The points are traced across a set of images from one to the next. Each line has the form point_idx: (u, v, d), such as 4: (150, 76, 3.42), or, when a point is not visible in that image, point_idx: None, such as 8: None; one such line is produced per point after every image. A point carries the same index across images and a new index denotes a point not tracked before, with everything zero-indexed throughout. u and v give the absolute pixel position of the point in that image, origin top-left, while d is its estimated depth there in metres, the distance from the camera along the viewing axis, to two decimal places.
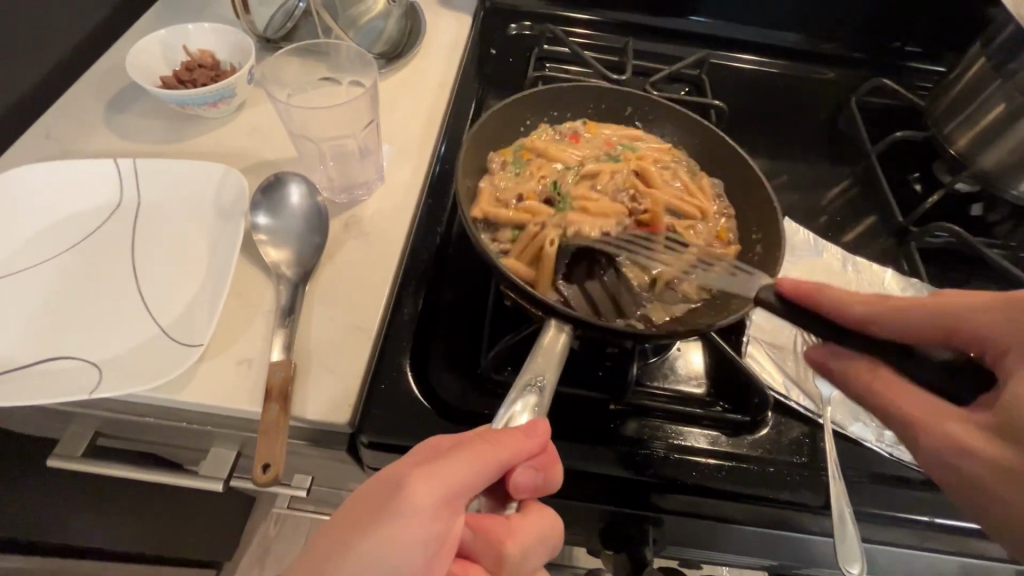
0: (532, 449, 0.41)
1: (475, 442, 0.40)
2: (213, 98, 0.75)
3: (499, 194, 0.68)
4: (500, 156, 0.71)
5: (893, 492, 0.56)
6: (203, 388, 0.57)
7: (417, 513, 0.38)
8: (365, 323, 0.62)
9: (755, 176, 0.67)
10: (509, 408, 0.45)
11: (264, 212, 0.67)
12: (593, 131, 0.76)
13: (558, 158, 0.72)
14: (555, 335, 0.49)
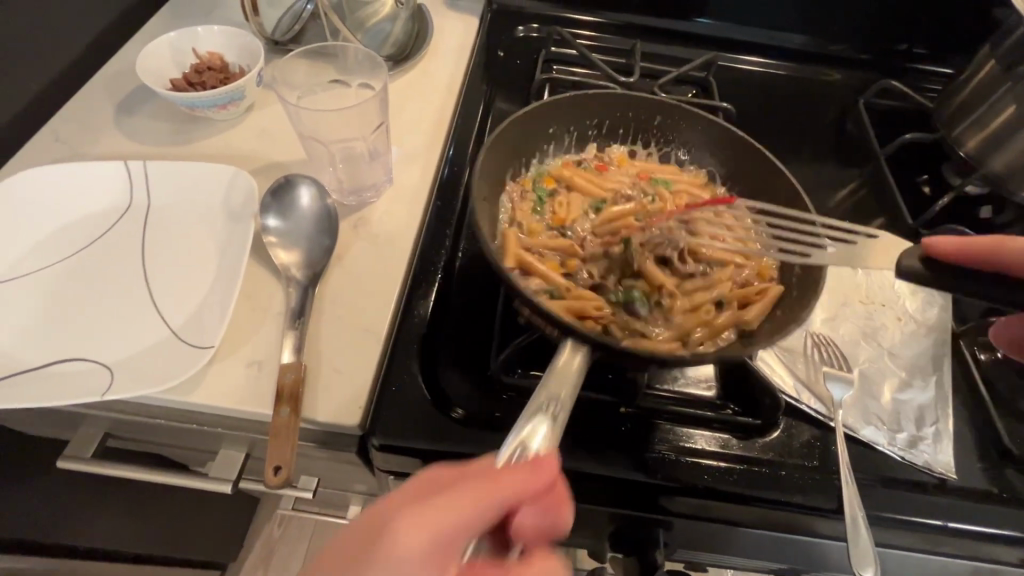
0: (541, 487, 0.39)
1: (478, 482, 0.39)
2: (222, 100, 0.75)
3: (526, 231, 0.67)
4: (520, 186, 0.71)
5: (905, 495, 0.55)
6: (213, 390, 0.57)
7: (414, 555, 0.37)
8: (374, 325, 0.62)
9: (795, 195, 0.64)
10: (519, 430, 0.42)
11: (274, 214, 0.67)
12: (621, 162, 0.76)
13: (581, 194, 0.72)
14: (569, 358, 0.48)
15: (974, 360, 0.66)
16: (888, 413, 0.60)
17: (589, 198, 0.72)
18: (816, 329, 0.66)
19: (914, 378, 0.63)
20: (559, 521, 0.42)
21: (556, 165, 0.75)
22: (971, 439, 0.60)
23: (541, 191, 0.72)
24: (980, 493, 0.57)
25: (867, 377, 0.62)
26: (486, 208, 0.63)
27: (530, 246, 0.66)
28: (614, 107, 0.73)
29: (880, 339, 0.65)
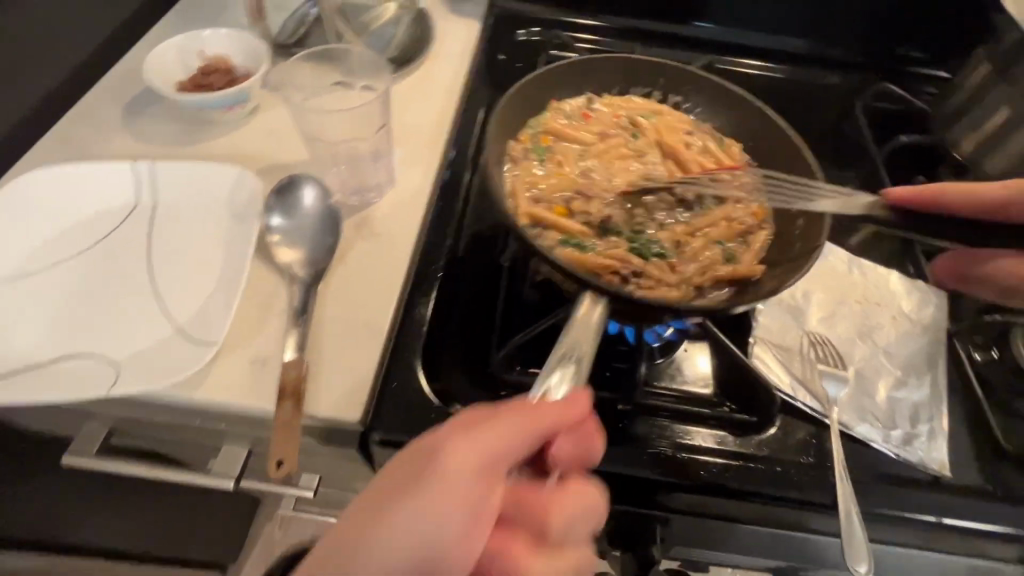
0: (570, 417, 0.43)
1: (517, 409, 0.43)
2: (227, 102, 0.77)
3: (531, 188, 0.69)
4: (521, 145, 0.72)
5: (900, 492, 0.56)
6: (218, 386, 0.58)
7: (464, 470, 0.40)
8: (377, 323, 0.63)
9: (793, 144, 0.67)
10: (546, 377, 0.46)
11: (278, 213, 0.68)
12: (606, 104, 0.77)
13: (573, 139, 0.74)
14: (591, 307, 0.50)
15: (969, 360, 0.67)
16: (884, 411, 0.61)
17: (580, 143, 0.74)
18: (812, 328, 0.67)
19: (909, 377, 0.63)
20: (589, 453, 0.44)
21: (548, 116, 0.75)
22: (966, 437, 0.61)
23: (539, 142, 0.73)
24: (975, 490, 0.57)
25: (863, 375, 0.63)
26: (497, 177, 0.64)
27: (539, 197, 0.68)
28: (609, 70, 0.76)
29: (876, 338, 0.66)
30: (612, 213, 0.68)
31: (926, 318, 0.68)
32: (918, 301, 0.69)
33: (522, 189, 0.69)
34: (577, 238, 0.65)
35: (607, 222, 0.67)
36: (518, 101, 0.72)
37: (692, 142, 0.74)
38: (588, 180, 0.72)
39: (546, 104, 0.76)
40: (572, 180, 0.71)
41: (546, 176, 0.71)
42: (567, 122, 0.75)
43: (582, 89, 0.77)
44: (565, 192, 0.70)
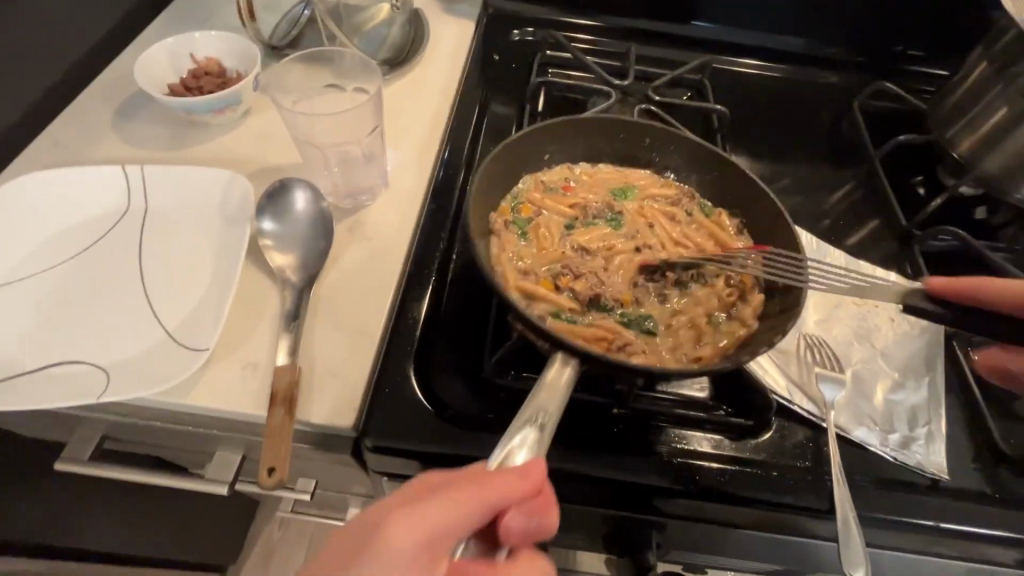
0: (524, 493, 0.39)
1: (466, 486, 0.39)
2: (219, 105, 0.76)
3: (519, 264, 0.64)
4: (501, 216, 0.66)
5: (898, 495, 0.56)
6: (208, 393, 0.57)
7: (405, 551, 0.38)
8: (370, 327, 0.63)
9: (776, 211, 0.62)
10: (507, 442, 0.43)
11: (270, 217, 0.67)
12: (586, 177, 0.73)
13: (558, 212, 0.69)
14: (559, 370, 0.48)
15: (968, 361, 0.66)
16: (881, 414, 0.60)
17: (564, 217, 0.69)
18: (809, 330, 0.66)
19: (907, 379, 0.63)
20: (545, 524, 0.42)
21: (527, 186, 0.71)
22: (964, 439, 0.61)
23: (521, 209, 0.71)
24: (974, 493, 0.57)
25: (860, 378, 0.62)
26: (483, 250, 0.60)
27: (525, 270, 0.63)
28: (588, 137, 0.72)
29: (873, 340, 0.66)
30: (606, 287, 0.62)
31: (925, 319, 0.68)
32: None
33: (507, 260, 0.63)
34: (566, 313, 0.60)
35: (599, 296, 0.61)
36: (503, 161, 0.67)
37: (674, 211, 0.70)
38: (576, 249, 0.67)
39: (528, 172, 0.71)
40: (560, 256, 0.66)
41: (530, 251, 0.66)
42: (547, 194, 0.71)
43: (564, 159, 0.73)
44: (553, 266, 0.64)
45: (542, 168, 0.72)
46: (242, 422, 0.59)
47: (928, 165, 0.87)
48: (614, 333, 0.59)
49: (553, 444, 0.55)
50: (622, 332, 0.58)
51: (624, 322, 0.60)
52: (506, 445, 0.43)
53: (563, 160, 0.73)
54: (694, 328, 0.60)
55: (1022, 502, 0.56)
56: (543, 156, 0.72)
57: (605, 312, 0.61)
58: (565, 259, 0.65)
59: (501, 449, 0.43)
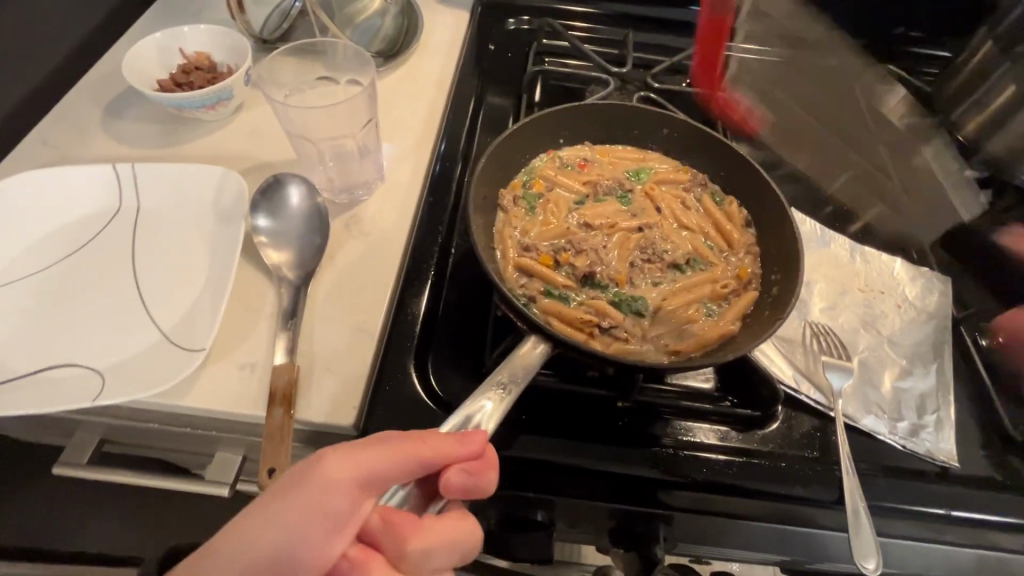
0: (463, 456, 0.40)
1: (402, 438, 0.40)
2: (210, 100, 0.75)
3: (523, 236, 0.59)
4: (510, 191, 0.62)
5: (907, 484, 0.55)
6: (205, 393, 0.56)
7: (331, 487, 0.38)
8: (370, 324, 0.62)
9: (782, 211, 0.55)
10: (468, 407, 0.44)
11: (264, 214, 0.66)
12: (604, 156, 0.67)
13: (570, 187, 0.64)
14: (532, 348, 0.47)
15: (975, 347, 0.65)
16: (888, 402, 0.59)
17: (575, 193, 0.64)
18: (815, 318, 0.65)
19: (914, 365, 0.62)
20: (484, 488, 0.42)
21: (542, 162, 0.66)
22: (973, 426, 0.60)
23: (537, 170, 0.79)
24: (983, 480, 0.56)
25: (868, 365, 0.61)
26: (482, 224, 0.57)
27: (527, 245, 0.58)
28: (608, 115, 0.65)
29: (880, 327, 0.65)
30: (603, 264, 0.57)
31: (931, 305, 0.67)
32: (921, 288, 0.68)
33: (509, 234, 0.59)
34: (558, 289, 0.56)
35: (593, 273, 0.56)
36: (517, 139, 0.63)
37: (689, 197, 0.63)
38: (577, 228, 0.61)
39: (547, 150, 0.66)
40: (565, 231, 0.60)
41: (536, 224, 0.61)
42: (561, 170, 0.65)
43: (584, 138, 0.67)
44: (555, 242, 0.59)
45: (559, 148, 0.67)
46: (240, 422, 0.58)
47: (932, 148, 0.86)
48: (602, 314, 0.53)
49: (557, 439, 0.54)
50: (609, 313, 0.53)
51: (615, 303, 0.55)
52: (467, 412, 0.44)
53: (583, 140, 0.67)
54: (685, 317, 0.54)
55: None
56: (562, 138, 0.67)
57: (596, 291, 0.56)
58: (570, 235, 0.59)
59: (461, 415, 0.43)
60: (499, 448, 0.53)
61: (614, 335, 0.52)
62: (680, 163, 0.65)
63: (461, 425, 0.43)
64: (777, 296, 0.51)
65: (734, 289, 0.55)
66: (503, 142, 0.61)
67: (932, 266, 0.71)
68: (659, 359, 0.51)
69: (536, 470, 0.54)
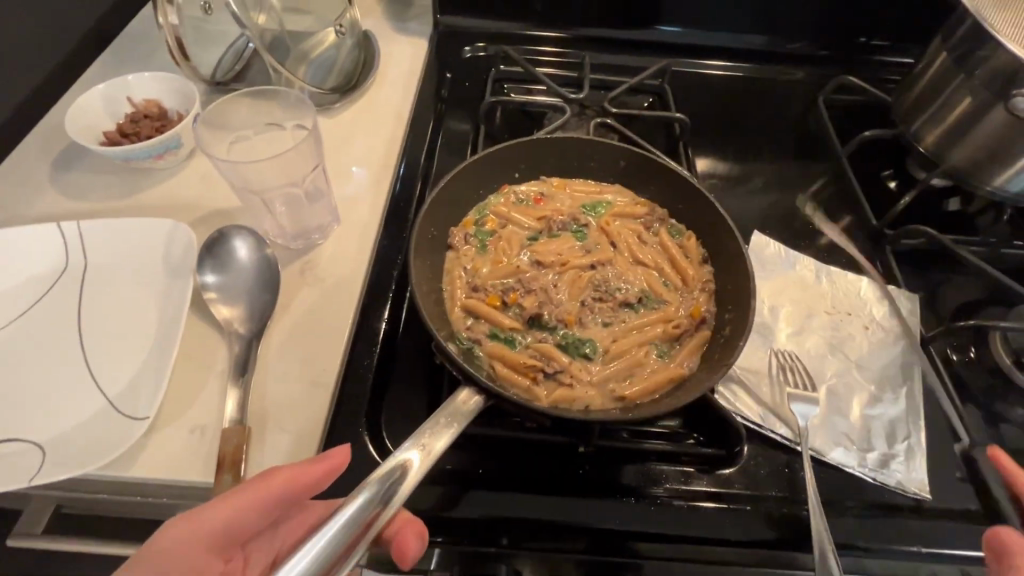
0: (311, 483, 0.43)
1: (258, 479, 0.43)
2: (157, 150, 0.73)
3: (473, 278, 0.56)
4: (461, 229, 0.59)
5: (878, 520, 0.54)
6: (153, 461, 0.54)
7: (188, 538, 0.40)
8: (323, 376, 0.60)
9: (738, 250, 0.54)
10: (399, 457, 0.40)
11: (212, 269, 0.64)
12: (561, 189, 0.64)
13: (523, 223, 0.60)
14: (468, 399, 0.45)
15: (943, 365, 0.65)
16: (858, 431, 0.58)
17: (528, 229, 0.60)
18: (781, 345, 0.63)
19: (884, 391, 0.60)
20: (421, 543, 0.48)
21: (498, 198, 0.62)
22: (947, 451, 0.59)
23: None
24: (955, 511, 0.55)
25: (835, 394, 0.60)
26: (425, 272, 0.53)
27: (475, 285, 0.55)
28: (562, 147, 0.63)
29: (848, 351, 0.63)
30: (554, 305, 0.54)
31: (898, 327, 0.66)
32: (889, 308, 0.67)
33: (458, 274, 0.56)
34: (505, 331, 0.53)
35: (540, 315, 0.53)
36: (470, 174, 0.60)
37: (648, 235, 0.60)
38: (530, 266, 0.57)
39: (501, 185, 0.63)
40: (515, 269, 0.57)
41: (486, 262, 0.57)
42: (516, 205, 0.62)
43: (540, 171, 0.64)
44: (505, 281, 0.56)
45: (514, 182, 0.63)
46: (192, 489, 0.56)
47: (897, 158, 0.85)
48: (548, 357, 0.51)
49: (517, 493, 0.53)
50: (555, 358, 0.51)
51: (562, 346, 0.52)
52: (396, 466, 0.40)
53: (538, 171, 0.64)
54: (635, 359, 0.52)
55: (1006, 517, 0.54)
56: (517, 171, 0.63)
57: (544, 333, 0.53)
58: (520, 273, 0.56)
59: (389, 468, 0.40)
60: (457, 505, 0.52)
61: (559, 381, 0.50)
62: (635, 196, 0.63)
63: (381, 481, 0.39)
64: (730, 337, 0.50)
65: (686, 330, 0.53)
66: (455, 179, 0.58)
67: (900, 282, 0.70)
68: (605, 405, 0.49)
69: (495, 526, 0.52)
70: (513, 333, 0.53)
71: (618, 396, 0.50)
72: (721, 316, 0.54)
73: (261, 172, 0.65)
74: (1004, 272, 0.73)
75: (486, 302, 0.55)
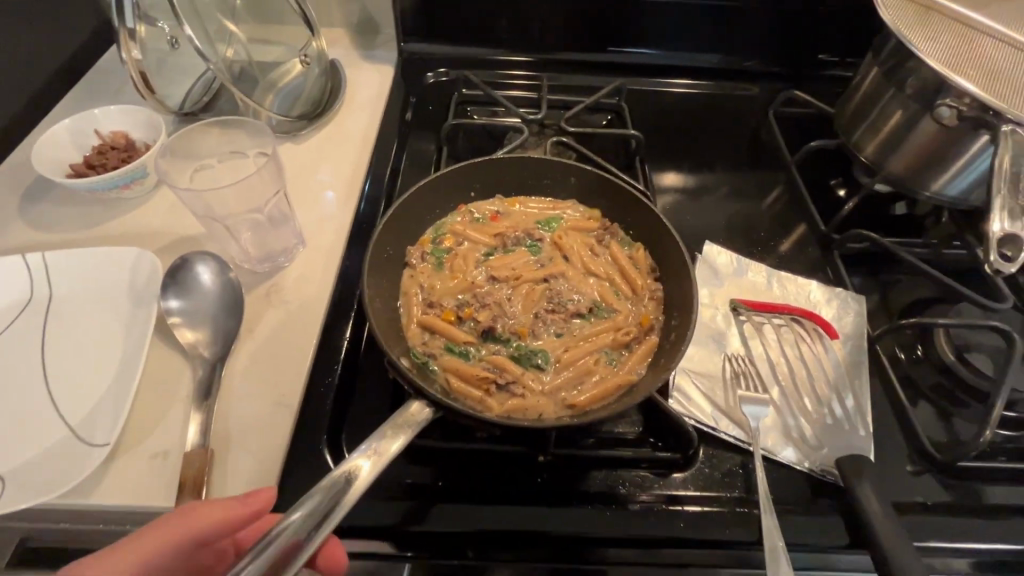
0: (243, 520, 0.44)
1: (189, 511, 0.43)
2: (124, 180, 0.75)
3: (429, 295, 0.58)
4: (418, 248, 0.61)
5: (831, 517, 0.55)
6: (117, 487, 0.55)
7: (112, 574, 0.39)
8: (286, 396, 0.60)
9: (682, 261, 0.56)
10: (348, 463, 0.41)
11: (175, 295, 0.65)
12: (515, 207, 0.66)
13: (479, 241, 0.62)
14: (421, 410, 0.46)
15: (890, 363, 0.67)
16: (809, 430, 0.60)
17: (483, 246, 0.62)
18: (734, 349, 0.66)
19: (835, 391, 0.62)
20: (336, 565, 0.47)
21: (455, 217, 0.64)
22: (896, 446, 0.61)
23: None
24: (903, 505, 0.57)
25: (787, 395, 0.62)
26: (380, 291, 0.55)
27: (430, 301, 0.57)
28: (514, 167, 0.65)
29: (800, 353, 0.65)
30: (507, 318, 0.56)
31: (847, 329, 0.68)
32: (837, 310, 0.70)
33: (414, 291, 0.58)
34: (459, 345, 0.55)
35: (494, 328, 0.55)
36: (426, 194, 0.62)
37: (600, 248, 0.63)
38: (485, 282, 0.60)
39: (458, 204, 0.65)
40: (470, 285, 0.59)
41: (443, 279, 0.60)
42: (472, 224, 0.64)
43: (495, 191, 0.67)
44: (459, 297, 0.58)
45: (471, 201, 0.66)
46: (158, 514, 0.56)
47: (843, 167, 0.89)
48: (501, 369, 0.53)
49: (477, 504, 0.53)
50: (508, 369, 0.52)
51: (515, 357, 0.54)
52: (341, 476, 0.41)
53: (493, 191, 0.67)
54: (586, 367, 0.54)
55: (951, 509, 0.57)
56: (472, 192, 0.66)
57: (497, 345, 0.55)
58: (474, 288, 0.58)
59: (335, 476, 0.40)
60: (418, 520, 0.52)
61: (512, 392, 0.52)
62: (588, 211, 0.66)
63: (332, 488, 0.40)
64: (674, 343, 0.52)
65: (635, 337, 0.56)
66: (411, 200, 0.60)
67: (848, 285, 0.73)
68: (555, 413, 0.51)
69: (455, 537, 0.52)
70: (468, 346, 0.55)
71: (569, 403, 0.51)
72: (668, 325, 0.57)
73: (228, 198, 0.68)
74: (946, 273, 0.77)
75: (442, 318, 0.57)
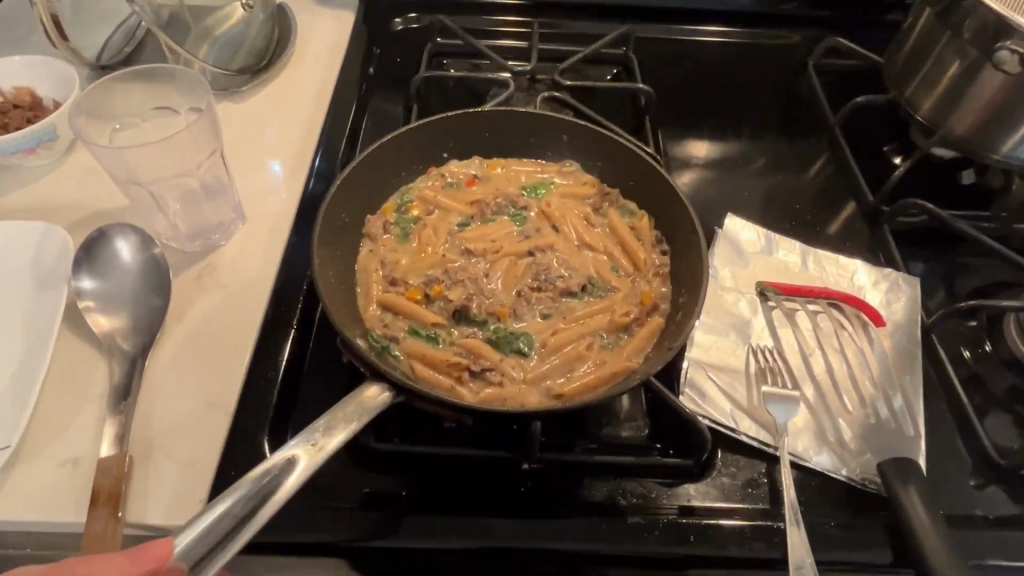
0: None
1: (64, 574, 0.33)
2: (29, 143, 0.65)
3: (392, 271, 0.50)
4: (380, 217, 0.53)
5: (869, 535, 0.46)
6: (18, 500, 0.46)
7: None
8: (223, 395, 0.51)
9: (693, 223, 0.49)
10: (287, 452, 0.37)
11: (88, 275, 0.56)
12: (496, 170, 0.58)
13: (451, 209, 0.55)
14: (377, 395, 0.41)
15: (946, 356, 0.56)
16: (846, 431, 0.50)
17: (458, 216, 0.55)
18: (758, 341, 0.55)
19: (878, 389, 0.52)
20: None
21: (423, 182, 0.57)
22: (950, 451, 0.51)
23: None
24: (952, 518, 0.47)
25: (823, 392, 0.52)
26: (333, 266, 0.47)
27: (393, 278, 0.50)
28: (495, 122, 0.57)
29: (838, 341, 0.55)
30: (484, 296, 0.49)
31: (898, 315, 0.58)
32: (889, 290, 0.59)
33: (374, 267, 0.50)
34: (426, 327, 0.48)
35: (467, 308, 0.48)
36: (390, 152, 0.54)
37: (596, 217, 0.55)
38: (457, 256, 0.52)
39: (428, 167, 0.57)
40: (441, 259, 0.52)
41: (408, 254, 0.52)
42: (443, 191, 0.56)
43: (473, 152, 0.59)
44: (428, 275, 0.51)
45: (444, 163, 0.58)
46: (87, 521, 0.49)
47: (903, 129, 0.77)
48: (476, 354, 0.46)
49: (442, 515, 0.45)
50: (484, 355, 0.46)
51: (493, 342, 0.47)
52: (271, 470, 0.36)
53: (468, 152, 0.59)
54: (578, 354, 0.47)
55: (1021, 524, 0.47)
56: (447, 152, 0.58)
57: (472, 329, 0.48)
58: (446, 264, 0.51)
59: (267, 469, 0.36)
60: (372, 537, 0.44)
61: (488, 380, 0.45)
62: (580, 172, 0.57)
63: (263, 479, 0.36)
64: (683, 323, 0.45)
65: (635, 319, 0.49)
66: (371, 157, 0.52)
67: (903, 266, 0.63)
68: (542, 404, 0.44)
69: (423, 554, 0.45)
70: (436, 329, 0.48)
71: (560, 395, 0.45)
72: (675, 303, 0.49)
73: (154, 156, 0.56)
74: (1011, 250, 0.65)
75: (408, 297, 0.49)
